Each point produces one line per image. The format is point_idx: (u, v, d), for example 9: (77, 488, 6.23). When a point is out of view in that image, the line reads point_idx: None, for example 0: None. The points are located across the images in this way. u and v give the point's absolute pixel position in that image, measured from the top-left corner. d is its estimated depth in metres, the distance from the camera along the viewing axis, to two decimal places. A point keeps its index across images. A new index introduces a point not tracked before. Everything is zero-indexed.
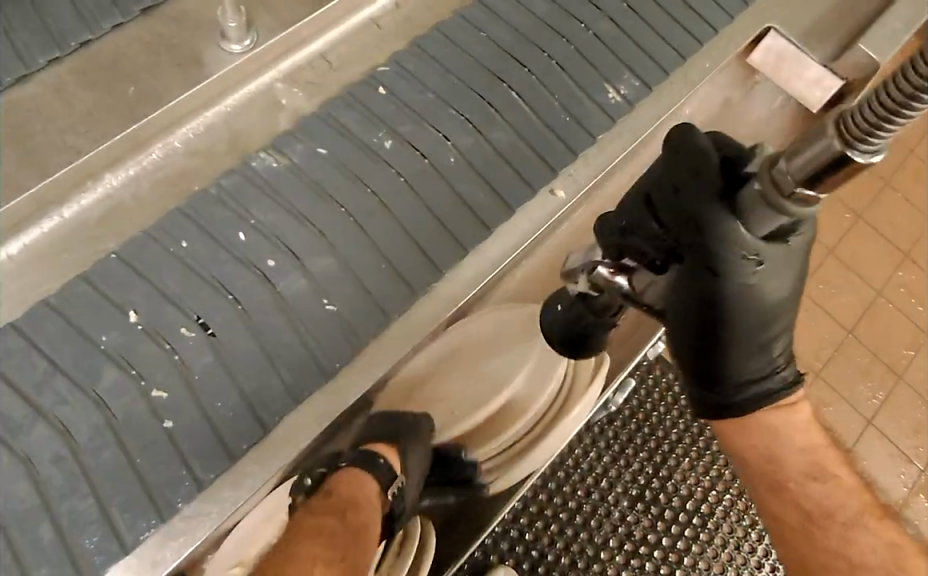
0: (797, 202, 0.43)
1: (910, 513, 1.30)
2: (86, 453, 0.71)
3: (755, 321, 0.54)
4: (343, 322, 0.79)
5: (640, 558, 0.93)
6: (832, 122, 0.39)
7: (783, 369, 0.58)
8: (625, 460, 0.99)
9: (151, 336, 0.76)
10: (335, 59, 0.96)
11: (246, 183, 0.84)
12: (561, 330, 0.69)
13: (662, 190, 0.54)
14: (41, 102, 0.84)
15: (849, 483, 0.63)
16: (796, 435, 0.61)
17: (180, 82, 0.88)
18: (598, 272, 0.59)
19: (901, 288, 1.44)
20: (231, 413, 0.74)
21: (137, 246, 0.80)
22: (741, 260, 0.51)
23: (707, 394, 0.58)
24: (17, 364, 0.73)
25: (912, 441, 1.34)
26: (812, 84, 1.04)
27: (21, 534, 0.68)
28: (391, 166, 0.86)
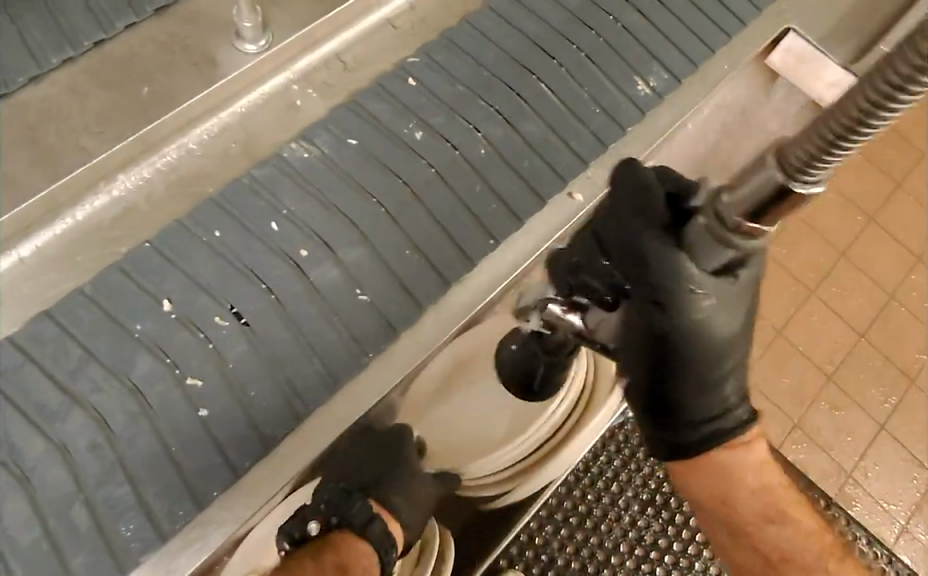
0: (742, 236, 0.41)
1: (921, 519, 1.28)
2: (122, 441, 0.71)
3: (704, 360, 0.51)
4: (377, 313, 0.78)
5: (650, 563, 0.94)
6: (771, 155, 0.38)
7: (735, 408, 0.55)
8: (635, 464, 0.98)
9: (185, 325, 0.75)
10: (351, 60, 0.95)
11: (280, 174, 0.83)
12: (510, 372, 0.71)
13: (612, 225, 0.50)
14: (50, 104, 0.83)
15: (807, 525, 0.60)
16: (748, 477, 0.57)
17: (195, 81, 0.87)
18: (550, 310, 0.56)
19: (914, 292, 1.42)
20: (267, 402, 0.73)
21: (172, 234, 0.79)
22: (689, 295, 0.47)
23: (662, 430, 0.55)
24: (52, 353, 0.73)
25: (925, 446, 1.33)
26: (831, 86, 1.02)
27: (57, 520, 0.68)
28: (422, 158, 0.85)
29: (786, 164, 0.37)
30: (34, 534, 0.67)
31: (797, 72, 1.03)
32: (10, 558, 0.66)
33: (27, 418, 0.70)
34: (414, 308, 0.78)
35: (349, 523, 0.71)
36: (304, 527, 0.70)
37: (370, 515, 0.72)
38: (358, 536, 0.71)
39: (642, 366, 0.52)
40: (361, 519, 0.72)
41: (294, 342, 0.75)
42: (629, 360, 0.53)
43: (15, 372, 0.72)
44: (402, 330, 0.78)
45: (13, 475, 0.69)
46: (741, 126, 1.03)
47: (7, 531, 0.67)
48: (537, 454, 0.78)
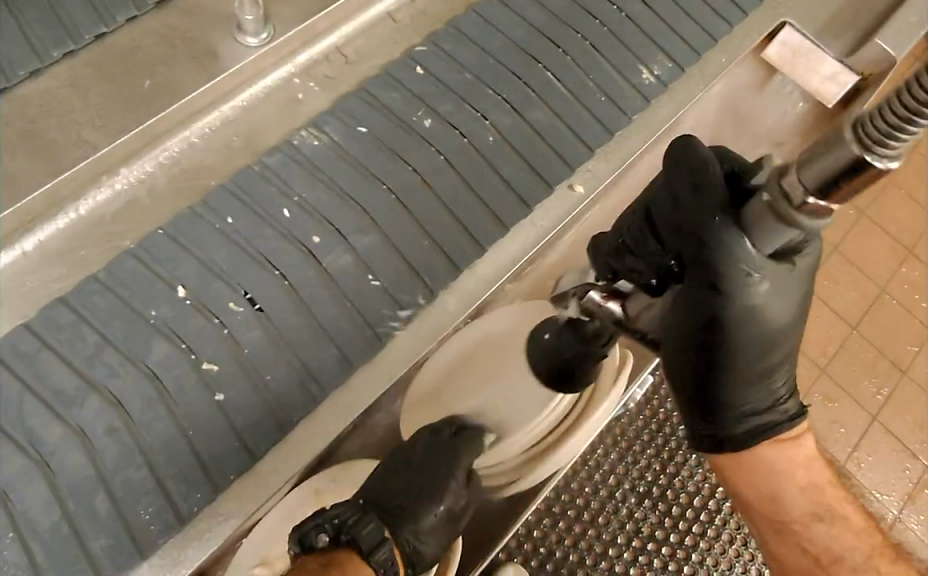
0: (805, 214, 0.39)
1: (914, 509, 1.30)
2: (140, 426, 0.71)
3: (759, 347, 0.51)
4: (388, 295, 0.80)
5: (648, 555, 0.92)
6: (847, 127, 0.35)
7: (785, 402, 0.56)
8: (632, 457, 0.98)
9: (200, 311, 0.76)
10: (352, 52, 0.95)
11: (292, 161, 0.85)
12: (544, 359, 0.70)
13: (663, 203, 0.51)
14: (52, 97, 0.83)
15: (855, 523, 0.61)
16: (796, 473, 0.58)
17: (198, 73, 0.87)
18: (591, 297, 0.58)
19: (905, 285, 1.44)
20: (282, 386, 0.74)
21: (186, 220, 0.80)
22: (743, 276, 0.48)
23: (704, 424, 0.56)
24: (68, 339, 0.73)
25: (917, 437, 1.34)
26: (827, 80, 1.02)
27: (76, 506, 0.67)
28: (433, 146, 0.87)
29: (862, 133, 0.35)
30: (53, 517, 0.67)
31: (794, 66, 1.04)
32: (31, 542, 0.66)
33: (44, 404, 0.70)
34: (426, 294, 0.81)
35: (357, 543, 0.64)
36: (311, 538, 0.65)
37: (381, 536, 0.65)
38: (362, 560, 0.64)
39: (691, 355, 0.52)
40: (369, 540, 0.64)
41: (310, 324, 0.77)
42: (676, 350, 0.53)
43: (31, 358, 0.72)
44: (414, 314, 0.80)
45: (32, 459, 0.68)
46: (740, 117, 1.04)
47: (26, 515, 0.67)
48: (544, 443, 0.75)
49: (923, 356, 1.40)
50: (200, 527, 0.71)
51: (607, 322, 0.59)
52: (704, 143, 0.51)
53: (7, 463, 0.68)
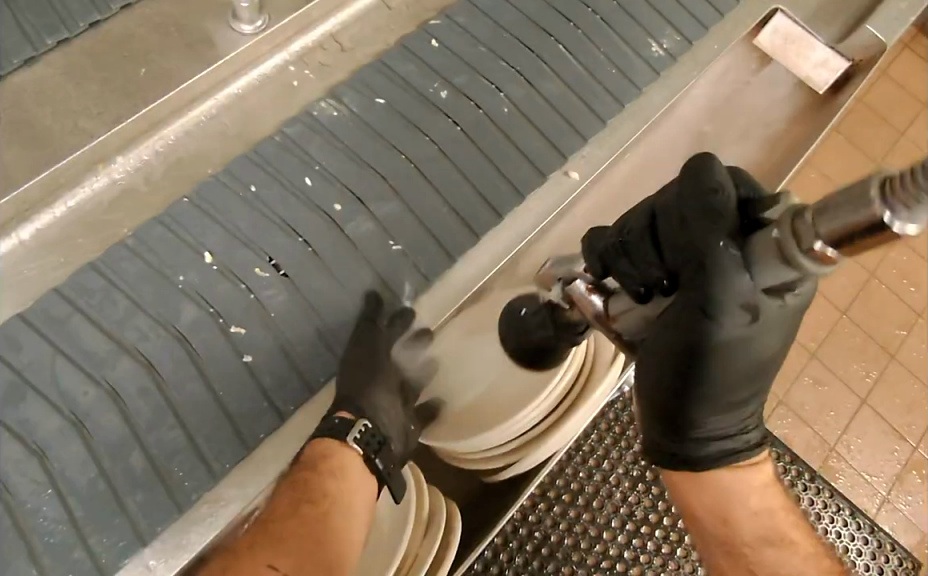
0: (811, 258, 0.42)
1: (902, 490, 1.32)
2: (171, 387, 0.73)
3: (733, 379, 0.54)
4: (409, 259, 0.82)
5: (641, 538, 0.94)
6: (876, 182, 0.38)
7: (748, 432, 0.59)
8: (625, 442, 0.99)
9: (226, 276, 0.78)
10: (346, 40, 0.95)
11: (309, 131, 0.86)
12: (516, 337, 0.69)
13: (669, 218, 0.54)
14: (45, 86, 0.83)
15: (803, 548, 0.62)
16: (752, 495, 0.60)
17: (191, 62, 0.87)
18: (575, 286, 0.58)
19: (893, 270, 1.46)
20: (308, 345, 0.77)
21: (210, 189, 0.82)
22: (735, 304, 0.50)
23: (668, 443, 0.58)
24: (100, 305, 0.75)
25: (905, 418, 1.36)
26: (818, 66, 1.04)
27: (113, 463, 0.70)
28: (449, 117, 0.89)
29: (887, 191, 0.37)
30: (90, 474, 0.69)
31: (785, 53, 1.05)
32: (70, 498, 0.68)
33: (78, 367, 0.73)
34: (446, 259, 0.83)
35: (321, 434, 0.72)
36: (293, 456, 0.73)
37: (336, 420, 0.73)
38: (326, 438, 0.72)
39: (668, 373, 0.55)
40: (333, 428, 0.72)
41: (334, 290, 0.79)
42: (655, 365, 0.55)
43: (62, 323, 0.74)
44: (433, 278, 0.82)
45: (66, 420, 0.71)
46: (735, 100, 1.05)
47: (65, 473, 0.69)
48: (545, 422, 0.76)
49: (912, 340, 1.42)
50: (236, 485, 0.71)
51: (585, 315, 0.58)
52: (721, 167, 0.54)
53: (45, 422, 0.70)
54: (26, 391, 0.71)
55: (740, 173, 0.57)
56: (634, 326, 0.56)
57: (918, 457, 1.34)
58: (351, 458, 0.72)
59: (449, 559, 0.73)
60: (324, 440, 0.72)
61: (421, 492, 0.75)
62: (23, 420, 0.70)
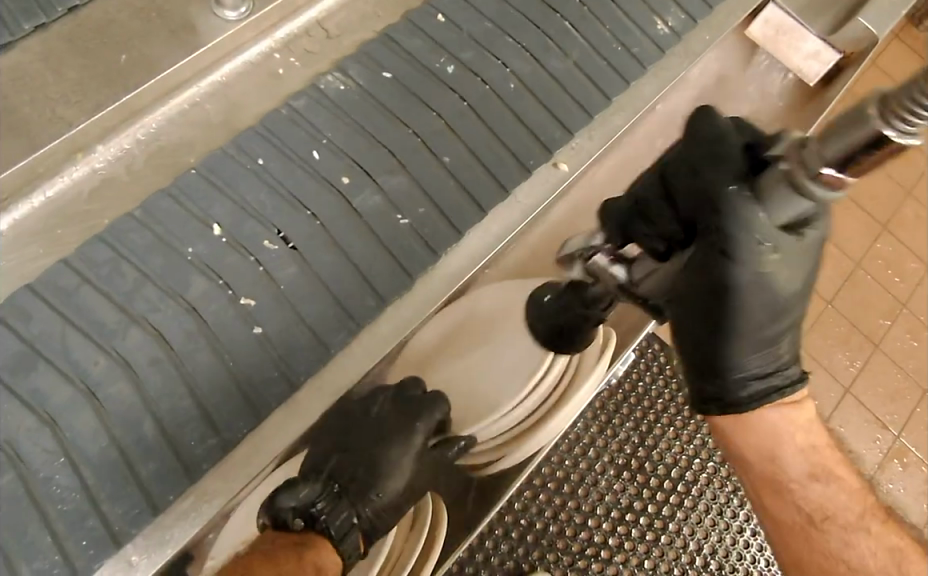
0: (818, 185, 0.46)
1: (885, 477, 1.33)
2: (182, 356, 0.72)
3: (759, 313, 0.57)
4: (416, 233, 0.80)
5: (626, 525, 0.94)
6: (873, 104, 0.41)
7: (788, 367, 0.62)
8: (611, 430, 0.99)
9: (236, 248, 0.77)
10: (333, 27, 0.93)
11: (317, 105, 0.85)
12: (544, 319, 0.72)
13: (681, 171, 0.57)
14: (22, 73, 0.80)
15: (848, 484, 0.65)
16: (796, 433, 0.63)
17: (174, 48, 0.85)
18: (596, 259, 0.62)
19: (879, 260, 1.47)
20: (318, 319, 0.75)
21: (217, 160, 0.81)
22: (757, 245, 0.53)
23: (709, 386, 0.62)
24: (107, 275, 0.74)
25: (887, 408, 1.38)
26: (810, 57, 1.04)
27: (125, 433, 0.69)
28: (456, 92, 0.87)
29: (884, 109, 0.41)
30: (101, 444, 0.68)
31: (777, 44, 1.04)
32: (82, 467, 0.67)
33: (86, 336, 0.71)
34: (454, 237, 0.81)
35: (329, 532, 0.67)
36: (285, 517, 0.67)
37: (350, 527, 0.68)
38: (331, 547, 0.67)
39: (701, 317, 0.58)
40: (340, 531, 0.68)
41: (341, 264, 0.78)
42: (689, 311, 0.58)
43: (70, 294, 0.72)
44: (441, 251, 0.80)
45: (78, 390, 0.69)
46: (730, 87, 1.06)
47: (77, 443, 0.68)
48: (541, 411, 0.76)
49: (895, 330, 1.43)
50: (221, 479, 0.71)
51: (607, 286, 0.63)
52: (722, 116, 0.58)
53: (56, 392, 0.69)
54: (37, 360, 0.69)
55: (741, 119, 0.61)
56: (662, 285, 0.60)
57: (900, 445, 1.36)
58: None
59: (434, 556, 0.72)
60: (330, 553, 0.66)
61: None
62: (33, 391, 0.68)
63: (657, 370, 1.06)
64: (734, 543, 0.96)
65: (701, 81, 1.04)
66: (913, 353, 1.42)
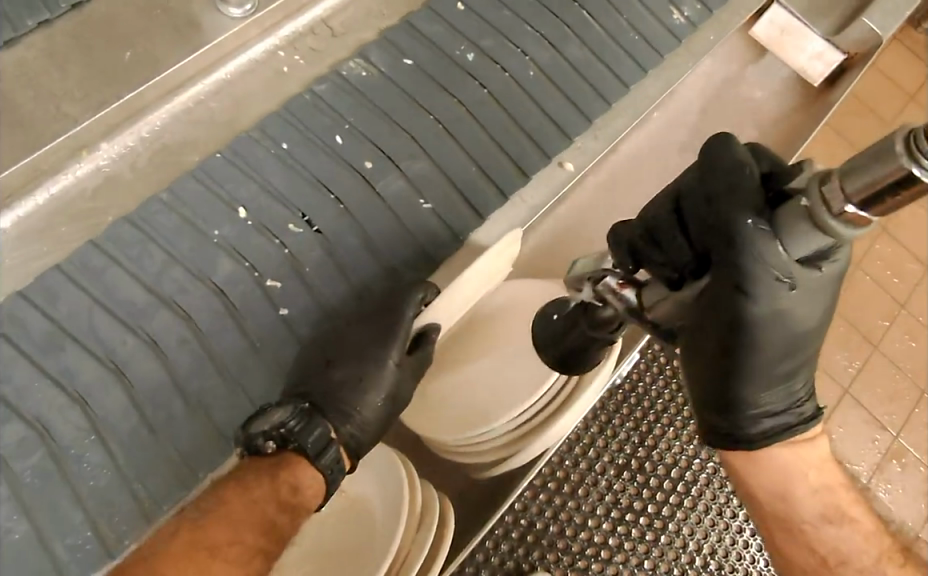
0: (838, 221, 0.45)
1: (883, 478, 1.33)
2: (210, 336, 0.72)
3: (775, 348, 0.56)
4: (439, 218, 0.80)
5: (626, 525, 0.94)
6: (900, 141, 0.42)
7: (803, 403, 0.61)
8: (611, 430, 0.99)
9: (261, 231, 0.77)
10: (338, 25, 0.93)
11: (340, 90, 0.85)
12: (553, 336, 0.65)
13: (694, 198, 0.55)
14: (27, 69, 0.80)
15: (864, 527, 0.64)
16: (809, 472, 0.63)
17: (180, 46, 0.85)
18: (607, 282, 0.57)
19: (878, 261, 1.47)
20: (343, 302, 0.76)
21: (242, 145, 0.80)
22: (772, 279, 0.52)
23: (720, 422, 0.59)
24: (135, 255, 0.73)
25: (886, 409, 1.38)
26: (813, 58, 1.05)
27: (154, 412, 0.69)
28: (476, 79, 0.87)
29: (912, 147, 0.41)
30: (132, 421, 0.68)
31: (780, 44, 1.06)
32: (112, 444, 0.67)
33: (116, 317, 0.70)
34: (475, 218, 0.81)
35: (304, 450, 0.66)
36: (257, 445, 0.66)
37: (328, 443, 0.67)
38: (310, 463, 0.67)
39: (712, 354, 0.56)
40: (316, 448, 0.66)
41: (363, 248, 0.78)
42: (697, 348, 0.57)
43: (98, 273, 0.72)
44: (463, 238, 0.80)
45: (106, 368, 0.69)
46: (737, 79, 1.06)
47: (107, 420, 0.67)
48: (557, 402, 0.76)
49: (894, 332, 1.43)
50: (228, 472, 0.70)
51: (620, 311, 0.58)
52: (739, 145, 0.56)
53: (85, 370, 0.68)
54: (65, 339, 0.69)
55: (753, 145, 0.59)
56: (673, 312, 0.56)
57: (898, 446, 1.36)
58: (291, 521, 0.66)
59: (439, 558, 0.71)
60: (310, 470, 0.67)
61: (413, 484, 0.73)
62: (63, 368, 0.68)
63: (655, 368, 1.05)
64: (733, 543, 0.96)
65: (712, 75, 1.05)
66: (912, 354, 1.42)
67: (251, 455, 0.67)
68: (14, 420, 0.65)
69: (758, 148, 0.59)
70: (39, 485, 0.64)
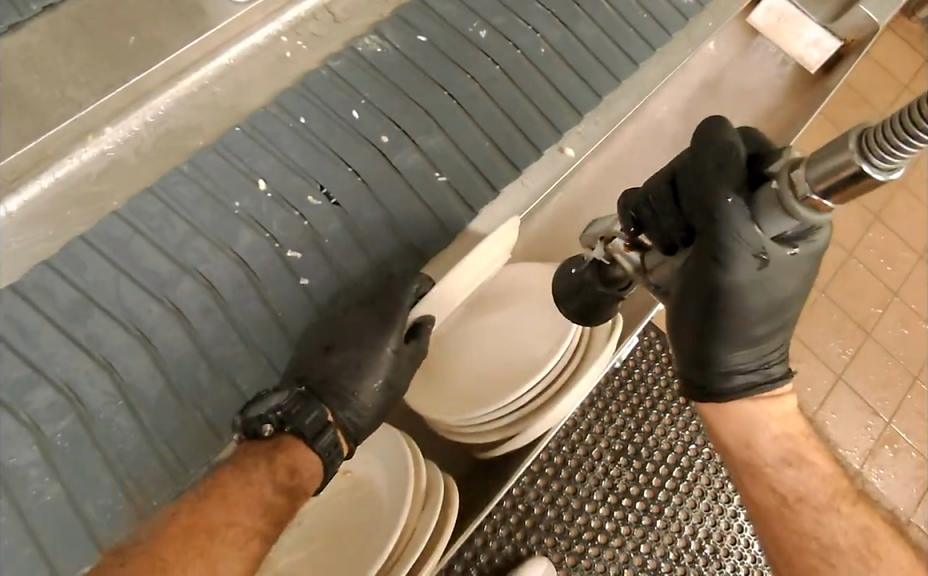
0: (805, 205, 0.47)
1: (874, 463, 1.35)
2: (233, 304, 0.73)
3: (750, 312, 0.57)
4: (455, 191, 0.82)
5: (623, 510, 0.95)
6: (854, 139, 0.43)
7: (775, 367, 0.62)
8: (608, 417, 1.00)
9: (280, 203, 0.77)
10: (340, 11, 0.93)
11: (355, 65, 0.86)
12: (567, 295, 0.67)
13: (687, 175, 0.57)
14: (32, 53, 0.80)
15: (822, 470, 0.65)
16: (771, 424, 0.63)
17: (184, 31, 0.85)
18: (616, 243, 0.61)
19: (870, 249, 1.49)
20: (362, 273, 0.77)
21: (260, 120, 0.81)
22: (747, 254, 0.54)
23: (696, 376, 0.61)
24: (158, 226, 0.74)
25: (878, 395, 1.40)
26: (811, 45, 1.06)
27: (180, 377, 0.70)
28: (489, 56, 0.88)
29: (864, 144, 0.42)
30: (159, 386, 0.69)
31: (777, 31, 1.06)
32: (140, 409, 0.68)
33: (141, 286, 0.71)
34: (489, 192, 0.83)
35: (300, 432, 0.67)
36: (255, 428, 0.66)
37: (324, 425, 0.68)
38: (307, 446, 0.68)
39: (692, 311, 0.58)
40: (314, 429, 0.67)
41: (382, 220, 0.79)
42: (681, 304, 0.58)
43: (122, 243, 0.73)
44: (478, 209, 0.82)
45: (132, 335, 0.70)
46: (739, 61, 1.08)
47: (134, 385, 0.69)
48: (561, 381, 0.76)
49: (887, 319, 1.45)
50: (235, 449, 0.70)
51: (627, 270, 0.62)
52: (731, 129, 0.57)
53: (111, 337, 0.69)
54: (92, 308, 0.70)
55: (750, 129, 0.61)
56: (670, 276, 0.59)
57: (889, 432, 1.38)
58: (292, 504, 0.67)
59: (448, 529, 0.72)
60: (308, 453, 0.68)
61: (418, 465, 0.74)
62: (90, 335, 0.69)
63: (652, 355, 1.07)
64: (728, 527, 0.98)
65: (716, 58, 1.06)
66: (904, 341, 1.44)
67: (248, 440, 0.68)
68: (44, 385, 0.66)
69: (753, 132, 0.61)
70: (70, 449, 0.65)
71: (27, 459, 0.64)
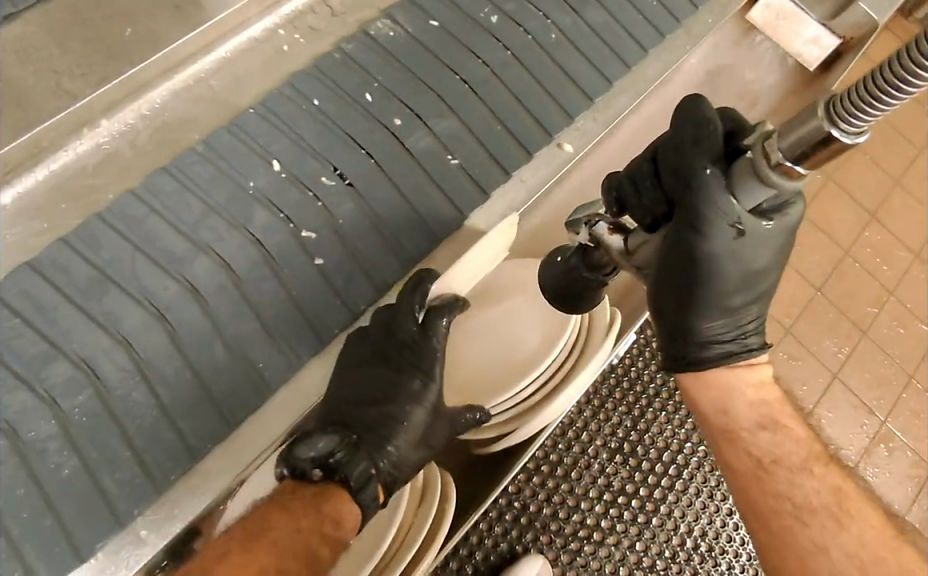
0: (778, 172, 0.48)
1: (869, 462, 1.35)
2: (248, 283, 0.73)
3: (726, 279, 0.57)
4: (467, 173, 0.81)
5: (618, 508, 0.95)
6: (822, 107, 0.43)
7: (751, 338, 0.61)
8: (604, 414, 0.99)
9: (294, 183, 0.77)
10: (338, 3, 0.92)
11: (368, 49, 0.85)
12: (554, 282, 0.67)
13: (666, 150, 0.56)
14: (25, 44, 0.80)
15: (796, 433, 0.65)
16: (748, 390, 0.64)
17: (179, 24, 0.85)
18: (600, 226, 0.61)
19: (868, 248, 1.49)
20: (375, 254, 0.76)
21: (272, 101, 0.81)
22: (723, 225, 0.54)
23: (674, 348, 0.61)
24: (173, 206, 0.74)
25: (874, 394, 1.40)
26: (809, 42, 1.06)
27: (198, 353, 0.69)
28: (500, 41, 0.88)
29: (832, 111, 0.43)
30: (176, 363, 0.69)
31: (775, 28, 1.06)
32: (156, 384, 0.68)
33: (155, 264, 0.71)
34: (501, 175, 0.83)
35: (349, 483, 0.63)
36: (303, 469, 0.63)
37: (370, 477, 0.64)
38: (351, 498, 0.63)
39: (669, 280, 0.58)
40: (361, 480, 0.63)
41: (395, 201, 0.79)
42: (659, 275, 0.58)
43: (138, 222, 0.73)
44: (491, 192, 0.82)
45: (149, 312, 0.70)
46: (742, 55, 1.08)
47: (151, 362, 0.68)
48: (558, 376, 0.77)
49: (882, 318, 1.45)
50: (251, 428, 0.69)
51: (611, 254, 0.62)
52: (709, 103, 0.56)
53: (128, 314, 0.69)
54: (108, 287, 0.70)
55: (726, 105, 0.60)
56: (650, 255, 0.59)
57: (884, 431, 1.38)
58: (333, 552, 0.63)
59: (444, 526, 0.71)
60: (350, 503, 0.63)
61: None
62: (108, 313, 0.69)
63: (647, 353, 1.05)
64: (723, 525, 0.98)
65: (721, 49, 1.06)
66: (900, 341, 1.44)
67: (292, 478, 0.64)
68: (61, 360, 0.67)
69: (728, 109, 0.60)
70: (88, 423, 0.65)
71: (45, 433, 0.64)
